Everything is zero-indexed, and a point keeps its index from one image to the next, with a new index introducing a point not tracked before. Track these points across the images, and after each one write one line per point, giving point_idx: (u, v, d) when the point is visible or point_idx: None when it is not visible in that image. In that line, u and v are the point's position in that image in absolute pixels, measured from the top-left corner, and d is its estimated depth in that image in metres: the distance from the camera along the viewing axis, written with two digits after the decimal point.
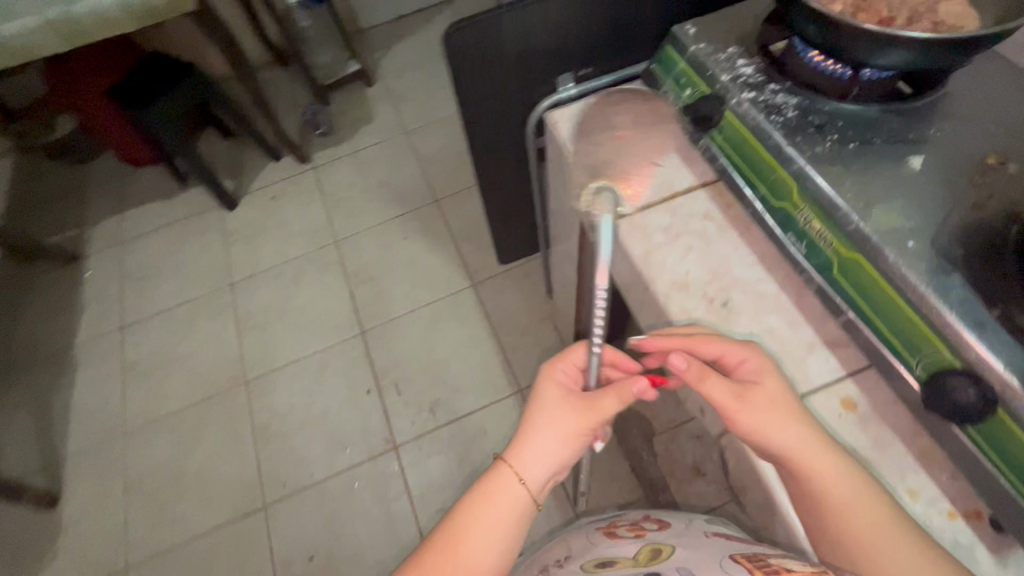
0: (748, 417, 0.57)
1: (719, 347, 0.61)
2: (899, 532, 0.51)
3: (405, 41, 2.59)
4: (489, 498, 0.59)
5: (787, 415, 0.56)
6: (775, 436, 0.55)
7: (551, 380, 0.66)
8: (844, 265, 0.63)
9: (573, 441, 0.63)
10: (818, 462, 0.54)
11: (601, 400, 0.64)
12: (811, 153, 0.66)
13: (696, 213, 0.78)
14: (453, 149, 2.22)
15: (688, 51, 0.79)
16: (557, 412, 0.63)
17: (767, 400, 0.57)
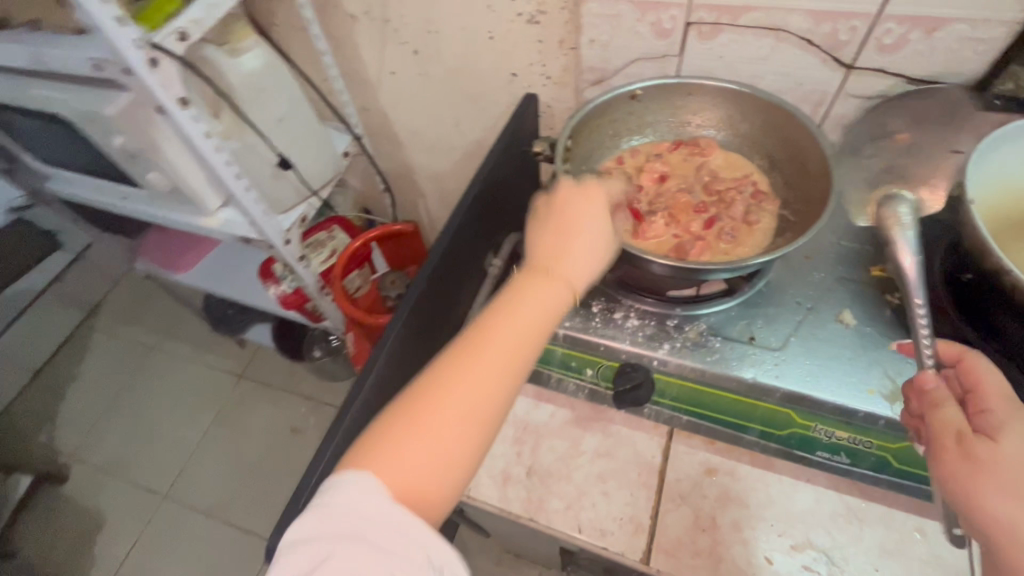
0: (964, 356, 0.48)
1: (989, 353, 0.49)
2: None
3: (73, 386, 1.89)
4: (516, 300, 0.47)
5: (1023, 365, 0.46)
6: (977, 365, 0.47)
7: (583, 201, 0.53)
8: (900, 454, 0.57)
9: (581, 292, 0.51)
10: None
11: (588, 240, 0.52)
12: (782, 371, 0.59)
13: (700, 475, 0.65)
14: (239, 467, 1.67)
15: (560, 336, 0.65)
16: (572, 272, 0.50)
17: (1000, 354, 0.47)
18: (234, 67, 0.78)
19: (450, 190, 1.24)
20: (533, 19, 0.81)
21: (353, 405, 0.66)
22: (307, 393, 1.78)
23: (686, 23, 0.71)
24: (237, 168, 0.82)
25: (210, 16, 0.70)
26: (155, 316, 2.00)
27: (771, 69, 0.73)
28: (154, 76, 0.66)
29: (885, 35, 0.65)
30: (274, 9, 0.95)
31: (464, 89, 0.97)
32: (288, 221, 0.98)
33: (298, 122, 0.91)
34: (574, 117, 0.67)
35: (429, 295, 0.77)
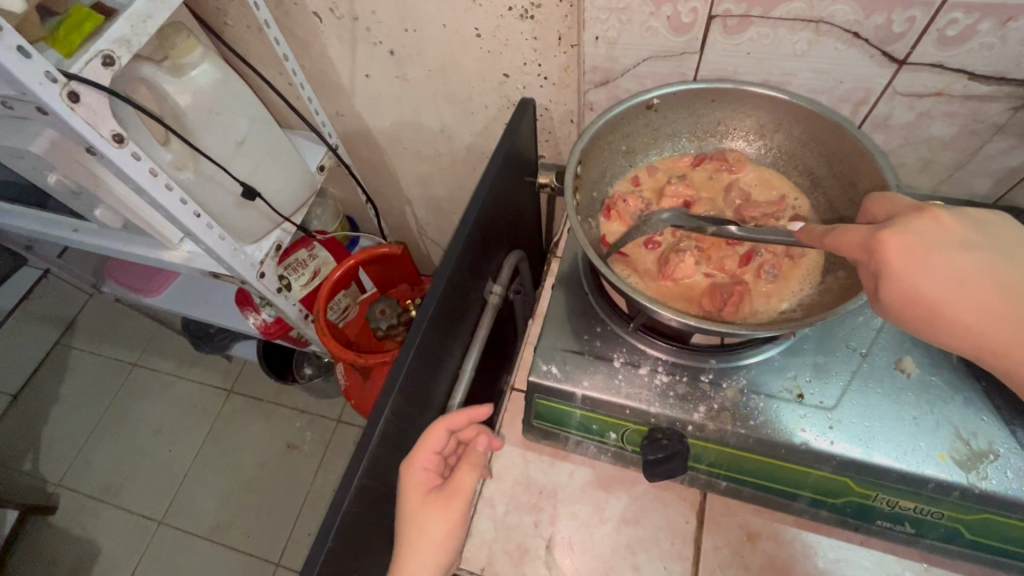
0: (912, 280, 0.42)
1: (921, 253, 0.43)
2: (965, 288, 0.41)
3: (54, 410, 1.72)
4: (416, 529, 0.55)
5: (975, 267, 0.42)
6: (927, 293, 0.42)
7: (431, 448, 0.57)
8: (974, 524, 0.50)
9: (459, 506, 0.56)
10: (1007, 308, 0.41)
11: (456, 483, 0.57)
12: (838, 435, 0.51)
13: (739, 543, 0.57)
14: (237, 488, 1.53)
15: (578, 399, 0.57)
16: (442, 524, 0.55)
17: (955, 265, 0.41)
18: (180, 89, 0.68)
19: (439, 197, 1.13)
20: (527, 14, 0.69)
21: (348, 490, 0.55)
22: (302, 406, 1.64)
23: (710, 16, 0.60)
24: (193, 204, 0.73)
25: (139, 33, 0.59)
26: (135, 330, 1.83)
27: (808, 66, 0.62)
28: (77, 113, 0.55)
29: (948, 26, 0.55)
30: (225, 7, 0.81)
31: (450, 92, 0.86)
32: (261, 251, 0.88)
33: (263, 142, 0.81)
34: (582, 138, 0.58)
35: (432, 341, 0.67)
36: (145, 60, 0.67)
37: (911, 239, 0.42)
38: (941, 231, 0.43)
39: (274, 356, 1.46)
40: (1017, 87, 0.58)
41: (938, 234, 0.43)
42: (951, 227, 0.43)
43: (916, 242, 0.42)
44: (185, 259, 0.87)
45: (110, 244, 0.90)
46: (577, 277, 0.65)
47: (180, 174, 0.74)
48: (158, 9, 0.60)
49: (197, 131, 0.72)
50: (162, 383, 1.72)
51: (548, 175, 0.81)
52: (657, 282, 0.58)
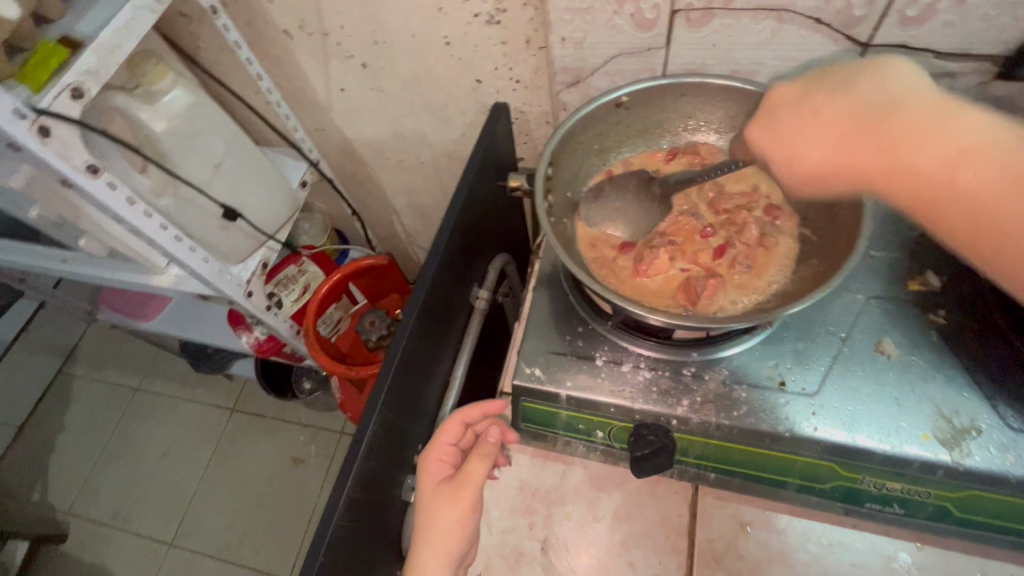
0: (778, 127, 0.47)
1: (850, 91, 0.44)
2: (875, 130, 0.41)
3: (59, 438, 1.72)
4: (425, 519, 0.54)
5: (828, 109, 0.44)
6: (788, 148, 0.46)
7: (443, 439, 0.58)
8: (962, 502, 0.50)
9: (469, 500, 0.53)
10: (888, 132, 0.40)
11: (466, 475, 0.54)
12: (821, 420, 0.51)
13: (734, 533, 0.57)
14: (244, 506, 1.54)
15: (562, 399, 0.57)
16: (451, 515, 0.53)
17: (801, 124, 0.45)
18: (154, 116, 0.69)
19: (424, 204, 1.13)
20: (493, 19, 0.69)
21: (338, 506, 0.56)
22: (304, 419, 1.64)
23: (672, 11, 0.60)
24: (174, 229, 0.73)
25: (107, 64, 0.60)
26: (134, 355, 1.83)
27: (775, 53, 0.63)
28: (48, 148, 0.56)
29: (909, 6, 0.55)
30: (196, 31, 0.82)
31: (425, 100, 0.86)
32: (247, 270, 0.89)
33: (240, 162, 0.82)
34: (553, 139, 0.58)
35: (415, 354, 0.67)
36: (116, 88, 0.68)
37: (771, 111, 0.48)
38: (793, 103, 0.47)
39: (272, 372, 1.46)
40: (983, 61, 0.58)
41: (786, 98, 0.47)
42: (793, 93, 0.47)
43: (767, 115, 0.48)
44: (173, 283, 0.87)
45: (97, 272, 0.90)
46: (558, 278, 0.66)
47: (161, 201, 0.74)
48: (124, 39, 0.61)
49: (173, 157, 0.72)
50: (163, 405, 1.73)
51: (515, 179, 0.71)
52: (632, 279, 0.59)
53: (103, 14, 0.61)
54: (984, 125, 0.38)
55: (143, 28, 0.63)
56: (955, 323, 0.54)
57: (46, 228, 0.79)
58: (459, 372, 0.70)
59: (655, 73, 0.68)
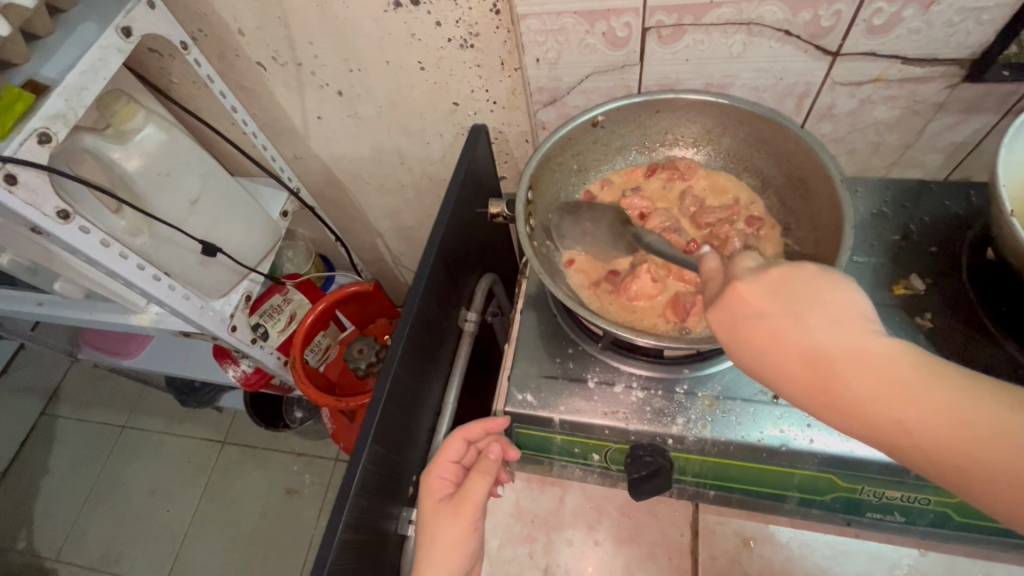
0: (746, 328, 0.39)
1: (747, 316, 0.39)
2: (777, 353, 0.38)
3: (44, 483, 1.67)
4: (427, 540, 0.51)
5: (799, 325, 0.37)
6: (772, 363, 0.38)
7: (446, 456, 0.55)
8: (962, 507, 0.50)
9: (470, 519, 0.52)
10: (856, 379, 0.35)
11: (467, 493, 0.52)
12: (817, 431, 0.51)
13: (739, 549, 0.56)
14: (239, 541, 1.50)
15: (556, 424, 0.57)
16: (454, 534, 0.51)
17: (770, 341, 0.38)
18: (126, 154, 0.68)
19: (408, 227, 1.12)
20: (466, 43, 0.69)
21: (333, 543, 0.54)
22: (297, 448, 1.61)
23: (644, 28, 0.61)
24: (151, 268, 0.72)
25: (74, 107, 0.59)
26: (119, 393, 1.78)
27: (747, 66, 0.63)
28: (15, 196, 0.54)
29: (874, 15, 0.56)
30: (168, 66, 0.81)
31: (403, 124, 0.85)
32: (230, 304, 0.87)
33: (218, 197, 0.81)
34: (531, 161, 0.58)
35: (405, 379, 0.66)
36: (86, 129, 0.67)
37: (731, 318, 0.40)
38: (749, 305, 0.40)
39: (261, 404, 1.44)
40: (951, 65, 0.59)
41: (747, 304, 0.40)
42: (757, 299, 0.39)
43: (729, 319, 0.40)
44: (153, 322, 0.85)
45: (75, 315, 0.88)
46: (545, 299, 0.65)
47: (136, 240, 0.73)
48: (91, 82, 0.60)
49: (148, 195, 0.72)
50: (150, 442, 1.69)
51: (496, 206, 0.71)
52: (620, 300, 0.59)
53: (69, 56, 0.60)
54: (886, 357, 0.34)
55: (111, 68, 0.62)
56: (942, 326, 0.55)
57: (19, 273, 0.77)
58: (449, 400, 0.69)
59: (631, 90, 0.68)
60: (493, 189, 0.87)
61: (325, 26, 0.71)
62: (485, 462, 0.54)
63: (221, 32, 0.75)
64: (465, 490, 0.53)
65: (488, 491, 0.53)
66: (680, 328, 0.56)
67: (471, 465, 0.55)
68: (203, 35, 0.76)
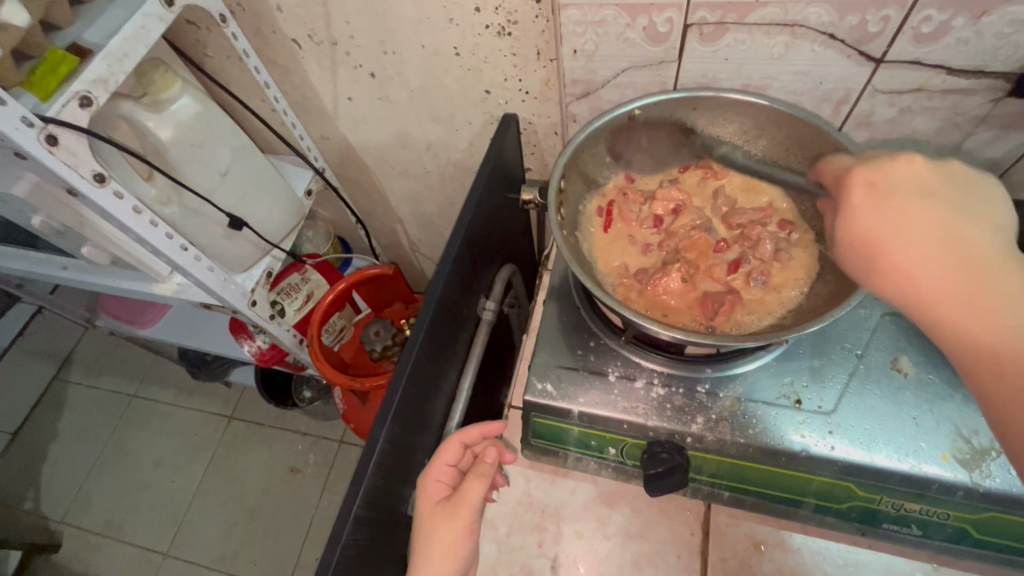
0: (899, 200, 0.39)
1: (912, 201, 0.39)
2: (929, 202, 0.39)
3: (54, 446, 1.69)
4: (422, 544, 0.51)
5: (947, 215, 0.38)
6: (894, 241, 0.39)
7: (442, 459, 0.56)
8: (981, 523, 0.49)
9: (463, 525, 0.52)
10: (959, 273, 0.37)
11: (461, 497, 0.52)
12: (839, 438, 0.50)
13: (752, 551, 0.56)
14: (240, 515, 1.52)
15: (574, 415, 0.57)
16: (449, 536, 0.51)
17: (921, 213, 0.39)
18: (161, 124, 0.69)
19: (429, 214, 1.12)
20: (504, 31, 0.69)
21: (348, 518, 0.55)
22: (303, 428, 1.62)
23: (686, 25, 0.60)
24: (179, 238, 0.73)
25: (116, 72, 0.59)
26: (131, 362, 1.81)
27: (787, 68, 0.62)
28: (56, 156, 0.55)
29: (924, 23, 0.55)
30: (204, 39, 0.82)
31: (433, 110, 0.85)
32: (251, 280, 0.88)
33: (245, 172, 0.81)
34: (565, 152, 0.58)
35: (425, 362, 0.66)
36: (123, 96, 0.67)
37: (887, 184, 0.41)
38: (913, 179, 0.40)
39: (271, 381, 1.45)
40: (996, 79, 0.58)
41: (915, 175, 0.40)
42: (926, 176, 0.40)
43: (884, 183, 0.41)
44: (175, 292, 0.87)
45: (101, 280, 0.89)
46: (568, 291, 0.65)
47: (165, 209, 0.74)
48: (132, 48, 0.60)
49: (180, 165, 0.72)
50: (158, 413, 1.71)
51: (527, 193, 0.75)
52: (645, 294, 0.59)
53: (113, 22, 0.61)
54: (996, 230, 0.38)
55: (153, 36, 0.63)
56: None
57: (49, 236, 0.79)
58: (464, 388, 0.69)
59: (666, 86, 0.68)
60: (518, 180, 0.87)
61: (363, 6, 0.71)
62: (478, 467, 0.54)
63: (260, 7, 0.75)
64: (458, 495, 0.53)
65: (482, 498, 0.53)
66: (706, 325, 0.56)
67: (466, 472, 0.55)
68: (242, 9, 0.76)
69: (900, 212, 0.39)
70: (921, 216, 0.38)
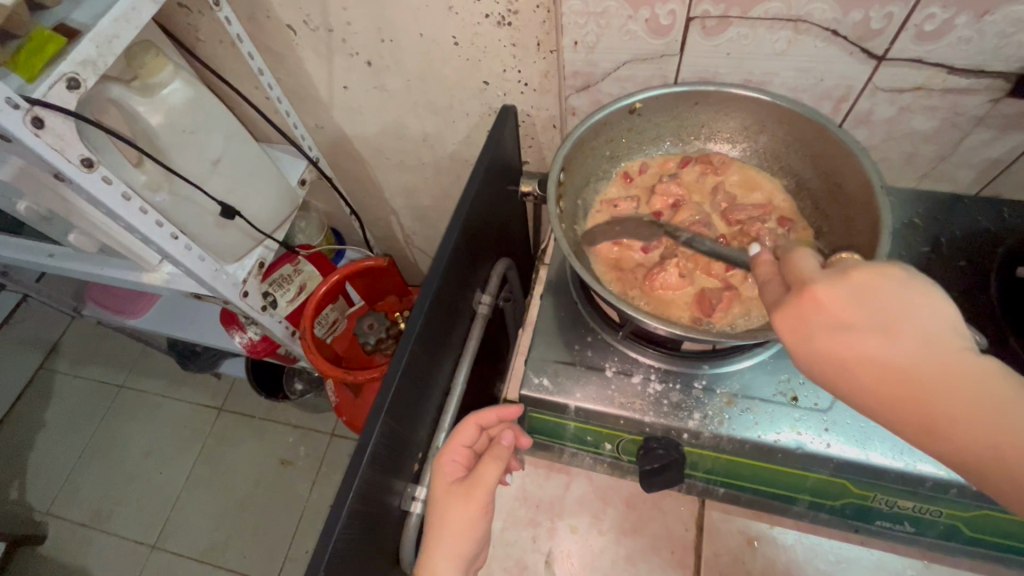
0: (821, 337, 0.35)
1: (837, 340, 0.34)
2: (857, 339, 0.34)
3: (40, 437, 1.67)
4: (440, 523, 0.51)
5: (877, 344, 0.33)
6: (853, 376, 0.34)
7: (459, 440, 0.55)
8: (972, 521, 0.50)
9: (480, 507, 0.51)
10: (916, 398, 0.32)
11: (478, 477, 0.52)
12: (836, 436, 0.51)
13: (746, 546, 0.56)
14: (229, 507, 1.50)
15: (571, 411, 0.56)
16: (466, 515, 0.50)
17: (859, 352, 0.34)
18: (151, 109, 0.67)
19: (424, 206, 1.11)
20: (504, 20, 0.68)
21: (343, 509, 0.55)
22: (294, 420, 1.61)
23: (688, 18, 0.59)
24: (169, 226, 0.71)
25: (105, 54, 0.57)
26: (119, 353, 1.78)
27: (789, 64, 0.62)
28: (41, 139, 0.54)
29: (926, 21, 0.55)
30: (196, 22, 0.80)
31: (430, 100, 0.84)
32: (244, 269, 0.87)
33: (239, 160, 0.80)
34: (564, 145, 0.57)
35: (421, 355, 0.66)
36: (113, 79, 0.66)
37: (820, 315, 0.35)
38: (837, 310, 0.35)
39: (262, 372, 1.44)
40: (997, 79, 0.58)
41: (827, 310, 0.35)
42: (836, 304, 0.35)
43: (804, 324, 0.36)
44: (165, 281, 0.85)
45: (88, 268, 0.87)
46: (566, 285, 0.65)
47: (156, 196, 0.72)
48: (122, 30, 0.59)
49: (170, 151, 0.71)
50: (146, 404, 1.68)
51: (527, 185, 0.73)
52: (644, 291, 0.58)
53: (102, 2, 0.59)
54: (941, 341, 0.33)
55: (144, 18, 0.61)
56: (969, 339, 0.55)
57: (36, 222, 0.77)
58: (461, 382, 0.69)
59: (667, 81, 0.67)
60: (516, 173, 0.86)
61: None
62: (496, 449, 0.54)
63: None
64: (475, 474, 0.52)
65: (500, 479, 0.53)
66: (705, 322, 0.56)
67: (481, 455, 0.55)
68: None
69: (837, 353, 0.34)
70: (857, 348, 0.34)
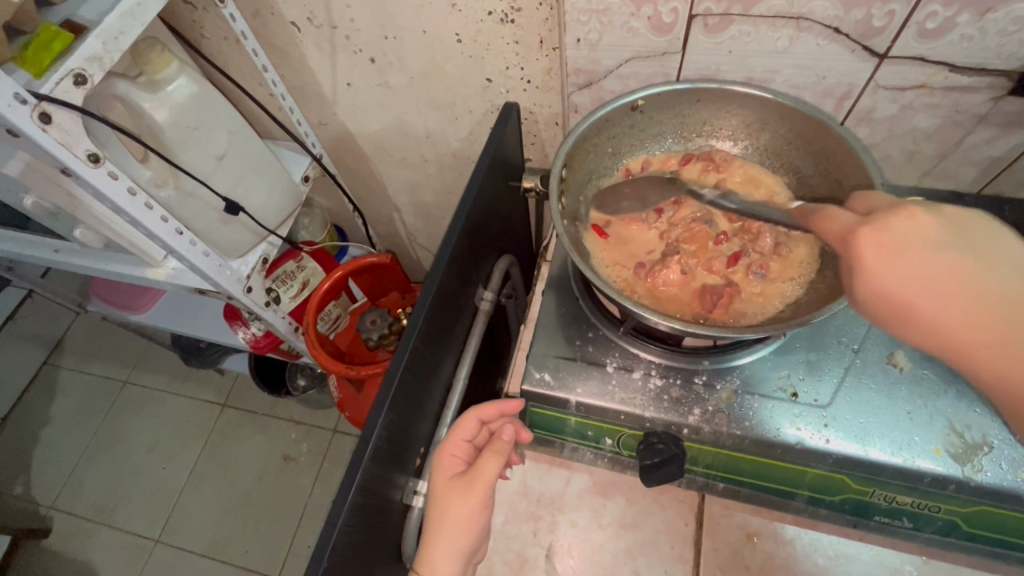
0: (911, 254, 0.39)
1: (915, 257, 0.39)
2: (947, 266, 0.38)
3: (44, 432, 1.68)
4: (440, 517, 0.51)
5: (965, 268, 0.38)
6: (916, 298, 0.39)
7: (459, 435, 0.55)
8: (971, 516, 0.50)
9: (479, 502, 0.51)
10: (980, 331, 0.38)
11: (477, 472, 0.52)
12: (835, 432, 0.51)
13: (745, 541, 0.56)
14: (232, 502, 1.51)
15: (572, 406, 0.57)
16: (466, 509, 0.51)
17: (932, 268, 0.39)
18: (157, 105, 0.68)
19: (426, 203, 1.12)
20: (507, 18, 0.68)
21: (346, 500, 0.55)
22: (296, 416, 1.62)
23: (690, 15, 0.60)
24: (173, 221, 0.72)
25: (111, 50, 0.58)
26: (123, 349, 1.79)
27: (791, 62, 0.62)
28: (48, 134, 0.54)
29: (928, 19, 0.55)
30: (200, 19, 0.80)
31: (433, 97, 0.85)
32: (247, 266, 0.88)
33: (243, 156, 0.80)
34: (566, 142, 0.57)
35: (423, 352, 0.67)
36: (119, 76, 0.66)
37: (896, 237, 0.40)
38: (918, 230, 0.40)
39: (264, 368, 1.45)
40: (998, 77, 0.58)
41: (919, 230, 0.40)
42: (928, 228, 0.40)
43: (891, 239, 0.40)
44: (169, 276, 0.86)
45: (93, 264, 0.88)
46: (568, 282, 0.65)
47: (160, 192, 0.73)
48: (128, 26, 0.59)
49: (175, 147, 0.71)
50: (150, 400, 1.69)
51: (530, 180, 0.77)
52: (645, 287, 0.59)
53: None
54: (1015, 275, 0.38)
55: (149, 14, 0.61)
56: None
57: (42, 218, 0.78)
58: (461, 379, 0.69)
59: (669, 78, 0.68)
60: (518, 170, 0.86)
61: None
62: (495, 444, 0.54)
63: None
64: (474, 468, 0.52)
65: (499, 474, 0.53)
66: (705, 318, 0.57)
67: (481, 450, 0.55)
68: None
69: (909, 271, 0.39)
70: (934, 273, 0.39)
